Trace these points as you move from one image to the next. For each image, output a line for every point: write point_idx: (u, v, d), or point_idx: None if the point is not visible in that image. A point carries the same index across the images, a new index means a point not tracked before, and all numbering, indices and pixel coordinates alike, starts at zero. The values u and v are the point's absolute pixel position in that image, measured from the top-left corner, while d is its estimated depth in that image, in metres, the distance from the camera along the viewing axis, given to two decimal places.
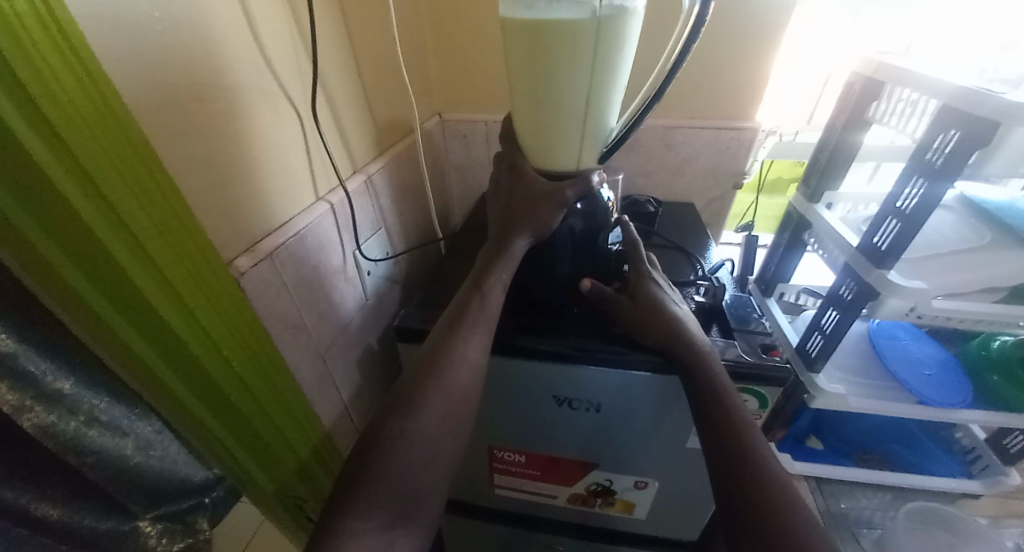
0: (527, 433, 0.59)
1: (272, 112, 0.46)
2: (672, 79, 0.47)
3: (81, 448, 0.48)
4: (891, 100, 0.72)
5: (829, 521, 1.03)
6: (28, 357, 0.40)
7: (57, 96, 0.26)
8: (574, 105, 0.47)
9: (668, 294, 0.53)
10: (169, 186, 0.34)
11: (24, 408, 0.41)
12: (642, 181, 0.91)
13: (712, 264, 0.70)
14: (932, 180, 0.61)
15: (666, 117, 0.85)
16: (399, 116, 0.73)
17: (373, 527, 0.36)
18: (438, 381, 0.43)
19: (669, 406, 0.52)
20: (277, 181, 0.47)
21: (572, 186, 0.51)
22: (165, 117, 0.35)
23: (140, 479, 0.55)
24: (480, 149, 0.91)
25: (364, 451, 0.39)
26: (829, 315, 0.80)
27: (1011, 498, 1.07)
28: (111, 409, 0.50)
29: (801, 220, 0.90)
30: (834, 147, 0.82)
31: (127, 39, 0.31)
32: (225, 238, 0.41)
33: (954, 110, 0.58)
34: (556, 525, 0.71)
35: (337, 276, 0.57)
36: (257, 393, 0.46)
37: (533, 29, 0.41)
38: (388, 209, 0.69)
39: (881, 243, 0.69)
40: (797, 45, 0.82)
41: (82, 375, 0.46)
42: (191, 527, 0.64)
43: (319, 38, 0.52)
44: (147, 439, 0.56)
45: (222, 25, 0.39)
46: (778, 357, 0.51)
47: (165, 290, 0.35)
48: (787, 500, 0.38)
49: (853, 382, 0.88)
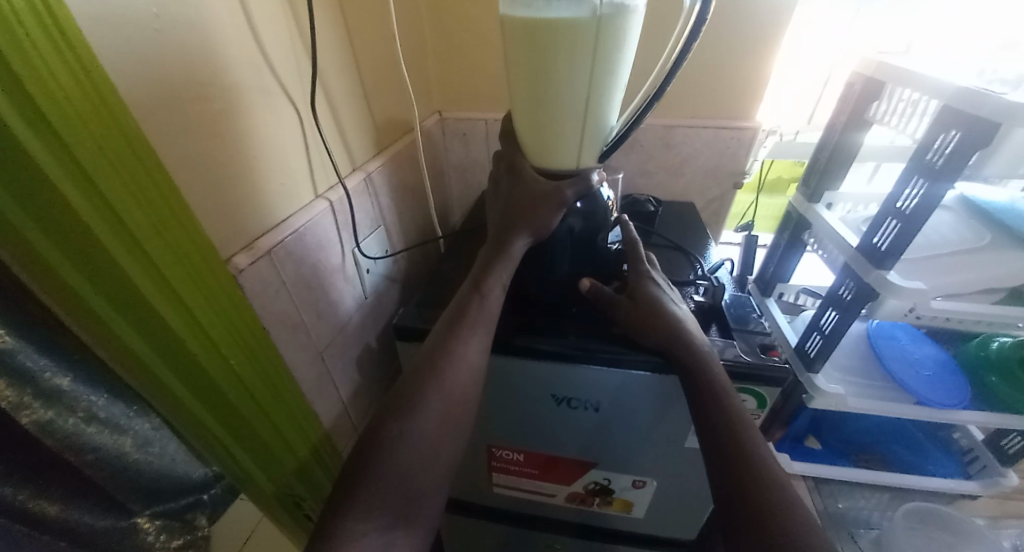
0: (526, 433, 0.59)
1: (272, 111, 0.46)
2: (672, 78, 0.47)
3: (78, 445, 0.48)
4: (892, 100, 0.72)
5: (827, 521, 1.03)
6: (28, 354, 0.40)
7: (54, 95, 0.26)
8: (574, 104, 0.46)
9: (667, 293, 0.53)
10: (168, 185, 0.34)
11: (23, 404, 0.41)
12: (642, 181, 0.91)
13: (711, 263, 0.70)
14: (933, 180, 0.61)
15: (666, 117, 0.84)
16: (398, 114, 0.73)
17: (373, 528, 0.35)
18: (438, 382, 0.43)
19: (668, 405, 0.52)
20: (276, 179, 0.47)
21: (572, 186, 0.51)
22: (164, 116, 0.35)
23: (138, 476, 0.56)
24: (480, 147, 0.91)
25: (364, 452, 0.39)
26: (829, 315, 0.80)
27: (1009, 499, 1.07)
28: (110, 406, 0.50)
29: (801, 220, 0.90)
30: (834, 147, 0.81)
31: (125, 38, 0.31)
32: (223, 237, 0.41)
33: (954, 110, 0.58)
34: (556, 525, 0.71)
35: (336, 274, 0.57)
36: (256, 392, 0.46)
37: (533, 28, 0.41)
38: (388, 208, 0.69)
39: (880, 244, 0.69)
40: (797, 45, 0.82)
41: (80, 372, 0.45)
42: (191, 523, 0.65)
43: (319, 37, 0.52)
44: (146, 437, 0.56)
45: (221, 22, 0.39)
46: (778, 357, 0.51)
47: (163, 289, 0.35)
48: (787, 502, 0.38)
49: (852, 383, 0.88)
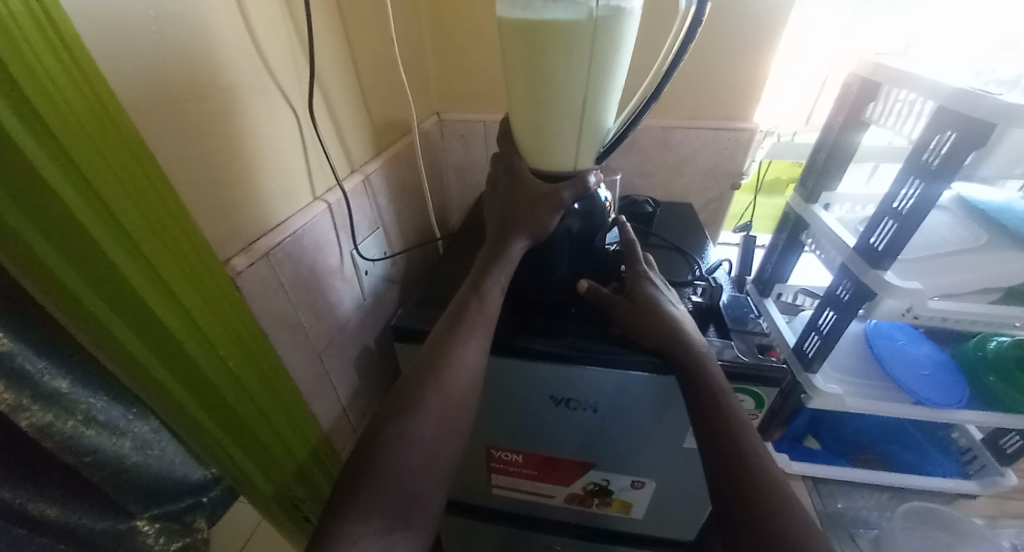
0: (525, 433, 0.59)
1: (270, 113, 0.46)
2: (669, 79, 0.47)
3: (77, 447, 0.47)
4: (888, 101, 0.72)
5: (826, 521, 1.03)
6: (25, 356, 0.40)
7: (52, 96, 0.26)
8: (571, 105, 0.46)
9: (665, 294, 0.53)
10: (166, 187, 0.34)
11: (21, 407, 0.41)
12: (640, 181, 0.91)
13: (709, 264, 0.70)
14: (930, 180, 0.61)
15: (665, 118, 0.85)
16: (397, 116, 0.73)
17: (372, 531, 0.35)
18: (437, 384, 0.43)
19: (666, 406, 0.52)
20: (274, 180, 0.47)
21: (570, 188, 0.51)
22: (162, 117, 0.35)
23: (136, 479, 0.55)
24: (479, 149, 0.92)
25: (363, 455, 0.39)
26: (827, 315, 0.80)
27: (1008, 498, 1.08)
28: (109, 408, 0.50)
29: (799, 220, 0.91)
30: (831, 148, 0.82)
31: (122, 39, 0.31)
32: (221, 238, 0.41)
33: (951, 110, 0.58)
34: (555, 526, 0.71)
35: (335, 276, 0.57)
36: (254, 394, 0.46)
37: (530, 30, 0.41)
38: (387, 209, 0.69)
39: (877, 244, 0.70)
40: (795, 46, 0.82)
41: (78, 374, 0.45)
42: (189, 526, 0.64)
43: (318, 40, 0.52)
44: (145, 439, 0.56)
45: (219, 25, 0.39)
46: (776, 357, 0.51)
47: (161, 290, 0.35)
48: (786, 502, 0.38)
49: (850, 383, 0.88)
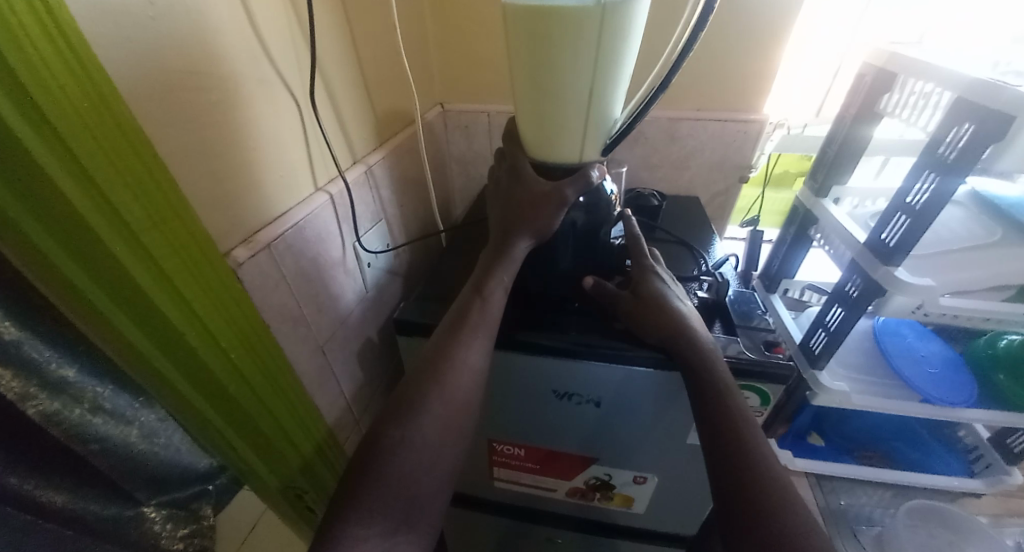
0: (527, 428, 0.59)
1: (270, 102, 0.45)
2: (679, 67, 0.45)
3: (84, 435, 0.51)
4: (903, 92, 0.70)
5: (829, 518, 1.03)
6: (32, 345, 0.43)
7: (53, 91, 0.25)
8: (577, 95, 0.45)
9: (671, 289, 0.52)
10: (165, 177, 0.33)
11: (29, 395, 0.44)
12: (645, 174, 0.90)
13: (715, 258, 0.69)
14: (944, 175, 0.59)
15: (671, 109, 0.83)
16: (399, 106, 0.72)
17: (374, 534, 0.35)
18: (439, 387, 0.42)
19: (668, 401, 0.51)
20: (276, 172, 0.47)
21: (572, 185, 0.50)
22: (164, 107, 0.34)
23: (144, 466, 0.59)
24: (482, 140, 0.91)
25: (364, 458, 0.38)
26: (834, 312, 0.79)
27: (1011, 497, 1.07)
28: (115, 398, 0.54)
29: (808, 215, 0.89)
30: (843, 140, 0.80)
31: (120, 29, 0.30)
32: (222, 230, 0.41)
33: (971, 102, 0.57)
34: (557, 518, 0.71)
35: (337, 268, 0.57)
36: (256, 385, 0.46)
37: (537, 17, 0.40)
38: (389, 201, 0.68)
39: (889, 239, 0.68)
40: (808, 38, 0.80)
41: (85, 364, 0.49)
42: (197, 513, 0.68)
43: (319, 31, 0.51)
44: (151, 428, 0.60)
45: (219, 13, 0.38)
46: (781, 354, 0.50)
47: (162, 284, 0.35)
48: (792, 507, 0.38)
49: (856, 381, 0.87)
